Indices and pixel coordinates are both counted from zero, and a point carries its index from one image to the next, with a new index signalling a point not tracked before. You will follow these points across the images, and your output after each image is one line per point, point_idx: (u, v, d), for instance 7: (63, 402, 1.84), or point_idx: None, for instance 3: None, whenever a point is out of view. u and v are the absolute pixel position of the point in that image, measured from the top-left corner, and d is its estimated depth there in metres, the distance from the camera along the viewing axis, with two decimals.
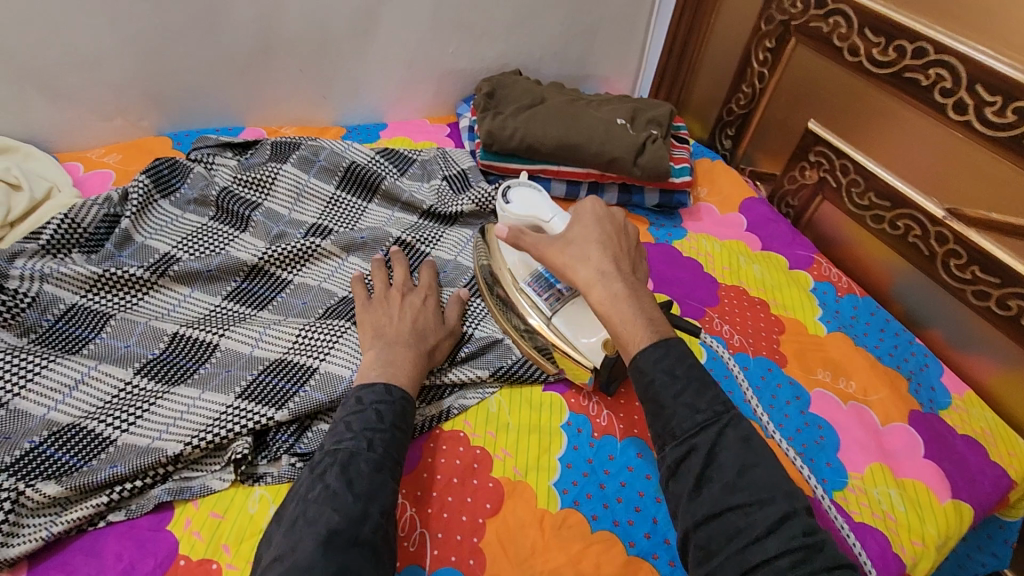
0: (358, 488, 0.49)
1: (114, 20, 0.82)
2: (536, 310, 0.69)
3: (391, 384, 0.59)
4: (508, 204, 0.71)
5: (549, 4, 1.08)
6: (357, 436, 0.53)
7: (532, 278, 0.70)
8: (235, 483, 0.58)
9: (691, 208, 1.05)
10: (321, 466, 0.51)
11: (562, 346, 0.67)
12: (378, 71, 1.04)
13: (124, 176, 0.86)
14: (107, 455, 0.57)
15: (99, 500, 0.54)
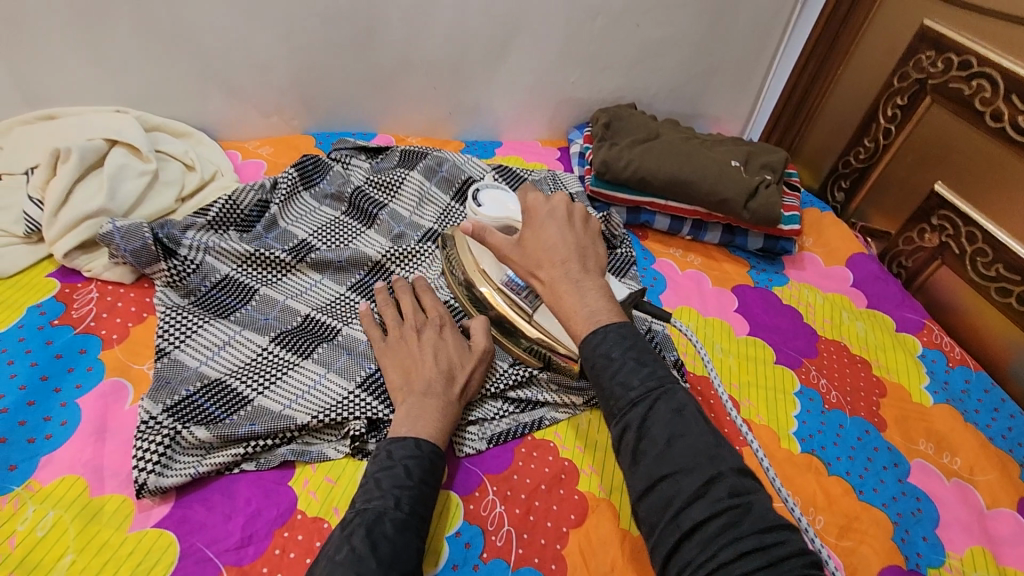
0: (381, 552, 0.49)
1: (289, 31, 0.93)
2: (516, 308, 0.72)
3: (421, 439, 0.59)
4: (480, 208, 0.74)
5: (674, 45, 1.11)
6: (384, 493, 0.53)
7: (506, 278, 0.72)
8: (348, 457, 0.64)
9: (794, 256, 1.04)
10: (350, 525, 0.51)
11: (551, 342, 0.70)
12: (503, 94, 1.11)
13: (274, 168, 0.96)
14: (246, 412, 0.65)
15: (236, 450, 0.61)
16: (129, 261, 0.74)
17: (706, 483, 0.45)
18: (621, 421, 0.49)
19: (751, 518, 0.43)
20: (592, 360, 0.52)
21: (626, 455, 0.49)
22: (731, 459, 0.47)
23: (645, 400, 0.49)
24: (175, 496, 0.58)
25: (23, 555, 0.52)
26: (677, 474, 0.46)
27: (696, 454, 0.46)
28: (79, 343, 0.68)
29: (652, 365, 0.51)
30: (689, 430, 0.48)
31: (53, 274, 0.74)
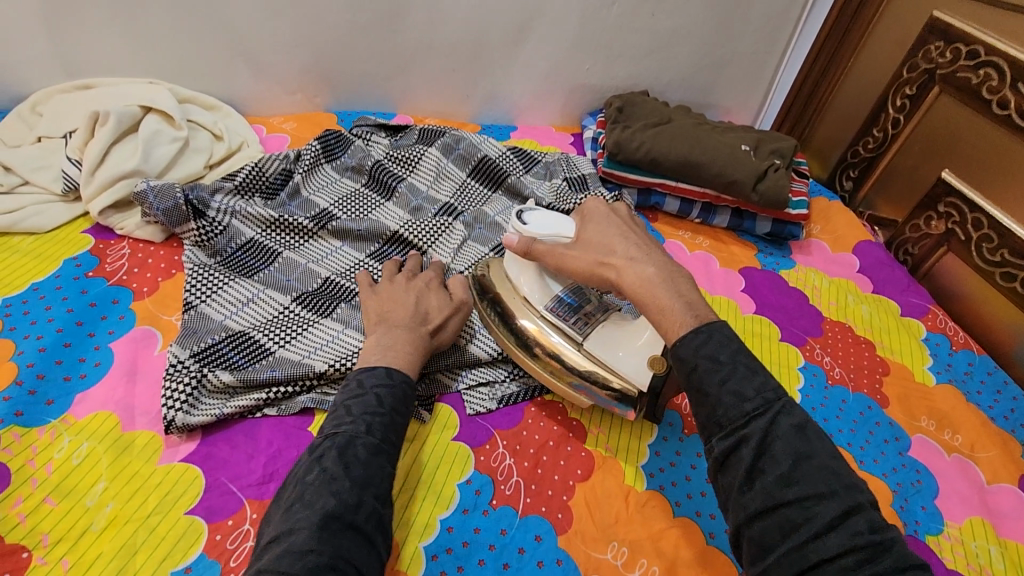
0: (353, 473, 0.49)
1: (315, 11, 0.96)
2: (565, 336, 0.66)
3: (391, 368, 0.59)
4: (527, 224, 0.67)
5: (688, 34, 1.14)
6: (355, 419, 0.53)
7: (554, 303, 0.67)
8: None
9: (802, 242, 1.06)
10: (321, 448, 0.51)
11: (606, 374, 0.63)
12: (520, 79, 1.13)
13: (297, 142, 1.00)
14: (268, 361, 0.67)
15: (259, 395, 0.64)
16: (160, 220, 0.77)
17: (844, 511, 0.40)
18: (736, 434, 0.44)
19: (857, 521, 0.40)
20: (694, 362, 0.47)
21: (736, 472, 0.43)
22: (869, 491, 0.42)
23: (764, 412, 0.44)
24: (201, 434, 0.61)
25: (58, 480, 0.54)
26: (806, 499, 0.41)
27: (827, 479, 0.41)
28: (111, 293, 0.71)
29: (765, 375, 0.46)
30: (814, 448, 0.43)
31: (88, 231, 0.78)
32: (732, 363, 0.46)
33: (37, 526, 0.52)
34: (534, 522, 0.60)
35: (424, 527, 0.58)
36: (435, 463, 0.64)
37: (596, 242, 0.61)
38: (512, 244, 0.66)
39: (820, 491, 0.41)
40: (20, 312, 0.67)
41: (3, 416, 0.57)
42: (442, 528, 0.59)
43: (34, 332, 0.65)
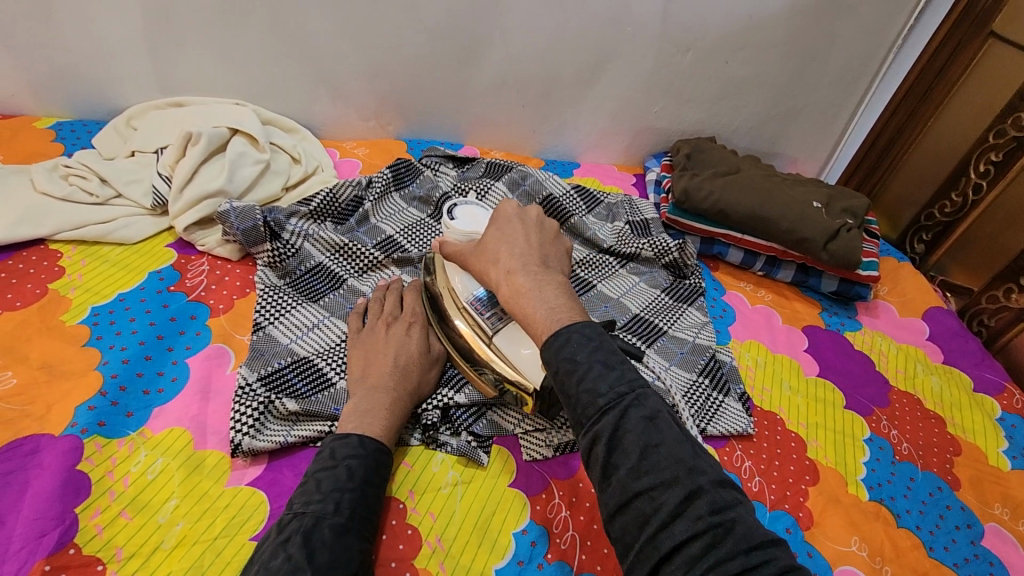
0: (318, 561, 0.49)
1: (399, 43, 0.99)
2: (476, 329, 0.65)
3: (365, 437, 0.59)
4: (453, 220, 0.70)
5: (761, 83, 1.13)
6: (324, 497, 0.53)
7: (474, 296, 0.65)
8: (421, 444, 0.68)
9: (869, 303, 1.03)
10: (287, 530, 0.51)
11: (504, 368, 0.63)
12: (587, 118, 1.14)
13: (369, 168, 1.03)
14: (329, 392, 0.68)
15: (321, 428, 0.64)
16: (238, 240, 0.80)
17: (686, 497, 0.41)
18: (591, 432, 0.45)
19: (698, 504, 0.41)
20: (556, 364, 0.49)
21: (596, 469, 0.45)
22: (710, 470, 0.43)
23: (615, 408, 0.45)
24: (268, 459, 0.62)
25: (134, 495, 0.56)
26: (653, 490, 0.42)
27: (672, 464, 0.43)
28: (190, 309, 0.74)
29: (621, 369, 0.47)
30: (664, 436, 0.44)
31: (172, 245, 0.81)
32: (589, 362, 0.47)
33: (112, 539, 0.53)
34: None
35: None
36: (491, 508, 0.63)
37: (489, 249, 0.62)
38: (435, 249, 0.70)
39: (666, 479, 0.42)
40: (106, 323, 0.70)
41: (87, 426, 0.60)
42: None
43: (119, 343, 0.68)
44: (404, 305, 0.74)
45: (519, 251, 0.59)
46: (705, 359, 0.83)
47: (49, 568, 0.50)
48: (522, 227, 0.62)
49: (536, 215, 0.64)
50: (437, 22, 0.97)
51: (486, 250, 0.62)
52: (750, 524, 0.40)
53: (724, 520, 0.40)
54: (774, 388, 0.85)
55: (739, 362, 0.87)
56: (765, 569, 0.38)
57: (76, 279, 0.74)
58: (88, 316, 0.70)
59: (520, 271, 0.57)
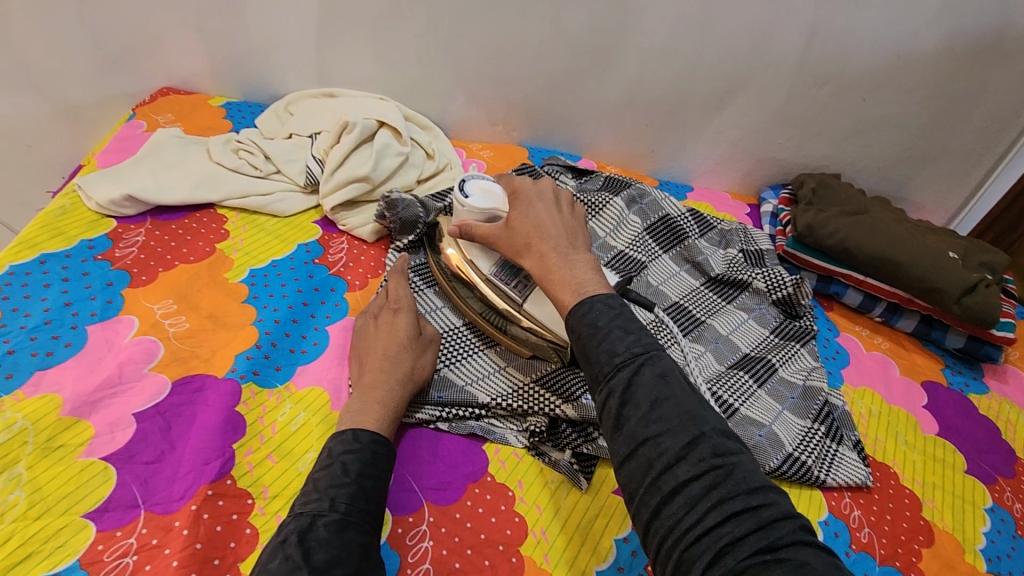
0: (315, 560, 0.47)
1: (537, 55, 1.03)
2: (504, 299, 0.71)
3: (359, 431, 0.59)
4: (466, 198, 0.70)
5: (898, 124, 1.09)
6: (321, 495, 0.52)
7: (498, 268, 0.71)
8: (524, 448, 0.69)
9: (998, 366, 0.96)
10: (285, 531, 0.50)
11: (540, 329, 0.70)
12: (708, 143, 1.14)
13: (492, 170, 1.07)
14: (436, 377, 0.72)
15: (434, 412, 0.69)
16: (391, 225, 0.86)
17: (689, 443, 0.45)
18: (607, 387, 0.49)
19: (699, 449, 0.45)
20: (579, 329, 0.53)
21: (608, 420, 0.49)
22: (713, 422, 0.47)
23: (630, 366, 0.49)
24: (400, 431, 0.67)
25: (280, 441, 0.62)
26: (659, 436, 0.46)
27: (678, 415, 0.47)
28: (330, 282, 0.80)
29: (638, 334, 0.52)
30: (673, 391, 0.48)
31: (318, 222, 0.89)
32: (608, 327, 0.52)
33: (261, 477, 0.59)
34: None
35: (582, 574, 0.59)
36: (595, 510, 0.65)
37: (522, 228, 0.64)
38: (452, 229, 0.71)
39: (672, 427, 0.46)
40: (262, 284, 0.77)
41: (244, 372, 0.66)
42: None
43: (272, 303, 0.75)
44: (391, 293, 0.74)
45: (551, 234, 0.62)
46: (816, 403, 0.81)
47: (211, 492, 0.56)
48: (543, 208, 0.65)
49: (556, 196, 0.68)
50: (576, 37, 1.01)
51: (516, 230, 0.64)
52: (747, 469, 0.45)
53: (725, 463, 0.44)
54: (888, 440, 0.81)
55: (852, 408, 0.84)
56: (765, 510, 0.42)
57: (237, 242, 0.82)
58: (247, 276, 0.78)
59: (554, 253, 0.60)
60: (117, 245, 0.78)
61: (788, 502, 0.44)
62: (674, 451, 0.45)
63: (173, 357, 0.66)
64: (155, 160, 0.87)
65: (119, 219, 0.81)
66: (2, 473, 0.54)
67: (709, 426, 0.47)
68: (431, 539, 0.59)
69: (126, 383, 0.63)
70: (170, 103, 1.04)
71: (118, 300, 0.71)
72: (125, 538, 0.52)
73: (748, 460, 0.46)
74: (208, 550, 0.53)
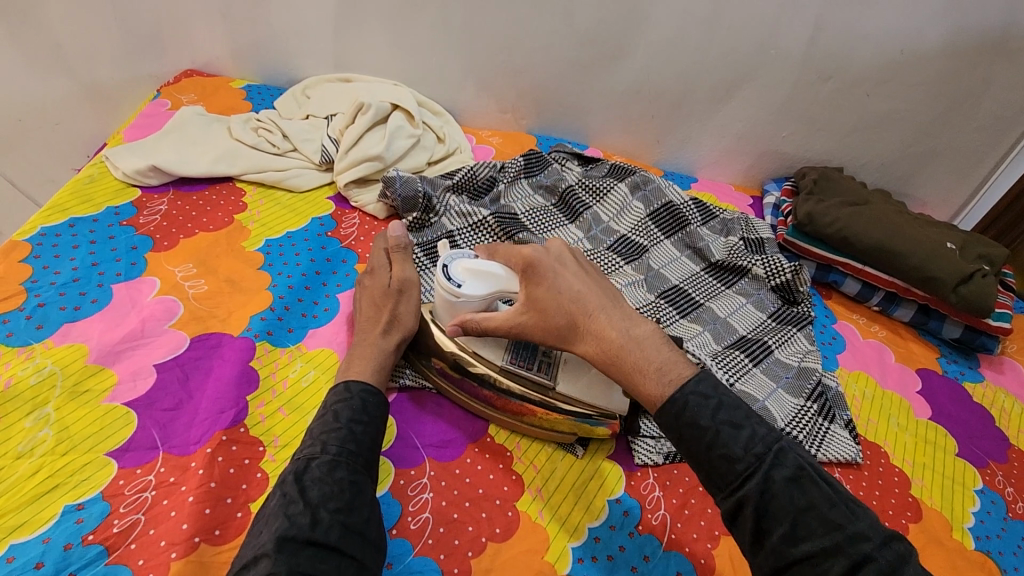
0: (309, 495, 0.49)
1: (548, 45, 1.06)
2: (534, 388, 0.67)
3: (349, 381, 0.61)
4: (460, 288, 0.65)
5: (902, 119, 1.10)
6: (313, 440, 0.54)
7: (512, 355, 0.68)
8: None
9: (994, 357, 0.97)
10: (283, 473, 0.52)
11: (580, 416, 0.67)
12: (714, 134, 1.16)
13: (500, 155, 1.11)
14: None
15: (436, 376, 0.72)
16: (393, 203, 0.89)
17: (852, 566, 0.43)
18: (736, 497, 0.48)
19: (866, 573, 0.43)
20: (680, 430, 0.51)
21: (745, 532, 0.48)
22: (871, 533, 0.45)
23: (757, 473, 0.47)
24: (397, 392, 0.70)
25: (291, 396, 0.65)
26: (814, 557, 0.44)
27: (828, 530, 0.45)
28: (341, 254, 0.84)
29: (751, 427, 0.49)
30: (812, 497, 0.46)
31: (331, 198, 0.93)
32: (715, 426, 0.50)
33: (272, 427, 0.62)
34: (677, 559, 0.61)
35: (574, 529, 0.62)
36: (589, 472, 0.67)
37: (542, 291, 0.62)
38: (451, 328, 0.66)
39: (826, 547, 0.44)
40: (276, 254, 0.81)
41: (259, 332, 0.70)
42: (589, 535, 0.62)
43: (286, 271, 0.78)
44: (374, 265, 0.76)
45: (592, 304, 0.60)
46: (809, 383, 0.82)
47: (225, 438, 0.59)
48: (572, 276, 0.63)
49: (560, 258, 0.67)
50: (587, 28, 1.04)
51: (551, 311, 0.61)
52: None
53: None
54: (880, 422, 0.83)
55: (846, 390, 0.86)
56: None
57: (255, 214, 0.86)
58: (263, 246, 0.81)
59: (611, 328, 0.58)
60: (141, 212, 0.81)
61: None
62: (834, 573, 0.43)
63: (192, 315, 0.70)
64: (178, 136, 0.91)
65: (144, 189, 0.85)
66: (33, 413, 0.58)
67: (870, 542, 0.44)
68: (431, 491, 0.61)
69: (148, 337, 0.67)
70: (193, 84, 1.08)
71: (142, 262, 0.74)
72: (145, 475, 0.56)
73: (916, 569, 0.43)
74: (221, 489, 0.56)
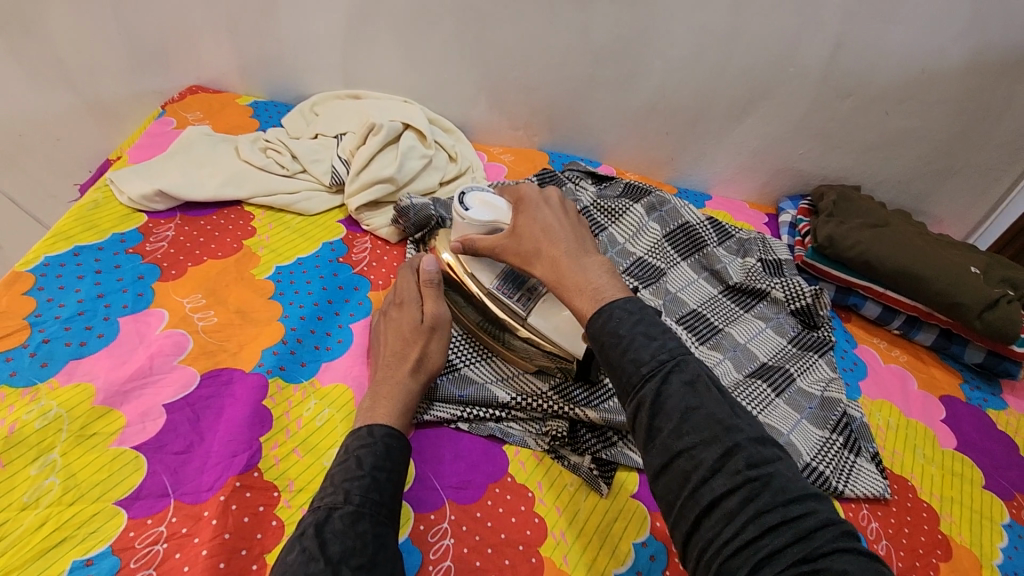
0: (330, 551, 0.47)
1: (561, 61, 1.04)
2: (511, 314, 0.71)
3: (373, 427, 0.59)
4: (467, 212, 0.70)
5: (921, 137, 1.09)
6: (335, 488, 0.52)
7: (501, 280, 0.72)
8: (544, 451, 0.69)
9: (1017, 382, 0.95)
10: (302, 525, 0.50)
11: (542, 343, 0.71)
12: (729, 151, 1.15)
13: (513, 174, 1.09)
14: (454, 376, 0.73)
15: (454, 412, 0.69)
16: (406, 228, 0.87)
17: (724, 455, 0.45)
18: (635, 397, 0.49)
19: (735, 460, 0.44)
20: (602, 339, 0.52)
21: (640, 433, 0.48)
22: (748, 430, 0.46)
23: (657, 375, 0.48)
24: (414, 429, 0.68)
25: (305, 436, 0.63)
26: (693, 448, 0.45)
27: (711, 424, 0.46)
28: (354, 281, 0.81)
29: (662, 340, 0.51)
30: (704, 399, 0.47)
31: (342, 221, 0.91)
32: (631, 335, 0.51)
33: (286, 471, 0.60)
34: None
35: None
36: (614, 514, 0.65)
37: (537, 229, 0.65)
38: (456, 244, 0.71)
39: (706, 438, 0.45)
40: (287, 281, 0.78)
41: (271, 367, 0.68)
42: None
43: (297, 300, 0.76)
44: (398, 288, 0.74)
45: (560, 237, 0.63)
46: (834, 414, 0.80)
47: (239, 484, 0.57)
48: (550, 212, 0.66)
49: (557, 199, 0.69)
50: (601, 45, 1.02)
51: (524, 238, 0.65)
52: (785, 479, 0.44)
53: (762, 475, 0.43)
54: (906, 453, 0.81)
55: (870, 420, 0.84)
56: (804, 521, 0.41)
57: (264, 239, 0.83)
58: (273, 273, 0.79)
59: (566, 257, 0.61)
60: (148, 239, 0.79)
61: (832, 508, 0.43)
62: (709, 463, 0.44)
63: (202, 350, 0.68)
64: (185, 157, 0.89)
65: (150, 213, 0.83)
66: (38, 459, 0.56)
67: (743, 435, 0.46)
68: (452, 537, 0.59)
69: (157, 374, 0.64)
70: (199, 101, 1.05)
71: (149, 293, 0.72)
72: (156, 526, 0.53)
73: (785, 467, 0.45)
74: (236, 540, 0.54)
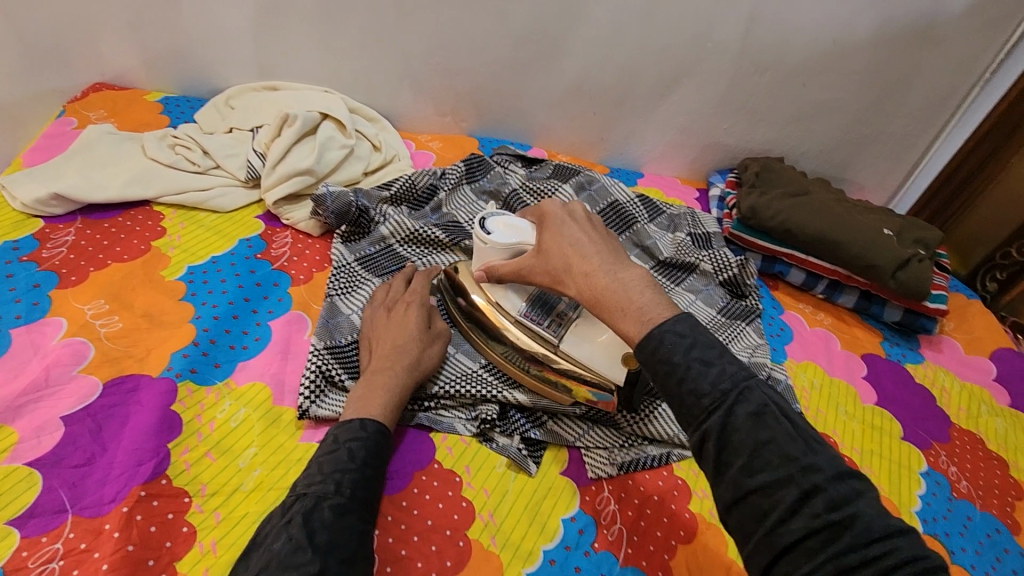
0: (318, 540, 0.47)
1: (483, 45, 1.03)
2: (539, 340, 0.68)
3: (366, 419, 0.58)
4: (489, 236, 0.66)
5: (837, 107, 1.12)
6: (325, 477, 0.51)
7: (529, 306, 0.69)
8: (473, 437, 0.69)
9: (933, 337, 1.00)
10: (289, 512, 0.49)
11: (580, 372, 0.67)
12: (657, 129, 1.16)
13: (441, 161, 1.07)
14: None
15: None
16: (327, 220, 0.85)
17: (803, 495, 0.40)
18: (699, 430, 0.44)
19: (815, 503, 0.39)
20: (653, 366, 0.46)
21: (706, 463, 0.43)
22: (827, 466, 0.41)
23: (721, 407, 0.43)
24: None
25: (220, 438, 0.61)
26: (771, 486, 0.40)
27: (784, 461, 0.41)
28: (273, 277, 0.79)
29: (721, 365, 0.44)
30: (774, 431, 0.42)
31: (261, 217, 0.87)
32: (686, 362, 0.45)
33: (198, 476, 0.57)
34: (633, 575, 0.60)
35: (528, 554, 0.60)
36: (543, 492, 0.65)
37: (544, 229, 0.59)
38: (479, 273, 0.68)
39: (781, 476, 0.40)
40: (200, 281, 0.75)
41: (181, 371, 0.65)
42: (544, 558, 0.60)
43: (211, 300, 0.73)
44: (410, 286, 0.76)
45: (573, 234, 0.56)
46: None
47: (144, 494, 0.55)
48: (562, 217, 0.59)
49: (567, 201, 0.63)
50: (521, 27, 1.01)
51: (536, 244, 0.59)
52: (870, 518, 0.38)
53: (843, 517, 0.38)
54: (829, 411, 0.84)
55: (795, 382, 0.87)
56: (885, 560, 0.37)
57: (175, 239, 0.80)
58: (185, 274, 0.76)
59: (575, 255, 0.55)
60: (44, 245, 0.75)
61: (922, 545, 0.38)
62: (788, 503, 0.39)
63: (105, 358, 0.64)
64: (85, 158, 0.84)
65: (47, 218, 0.78)
66: None
67: (823, 473, 0.40)
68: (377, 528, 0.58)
69: (54, 386, 0.61)
70: (102, 99, 1.00)
71: (45, 302, 0.68)
72: (51, 544, 0.51)
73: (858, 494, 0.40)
74: (141, 551, 0.51)
